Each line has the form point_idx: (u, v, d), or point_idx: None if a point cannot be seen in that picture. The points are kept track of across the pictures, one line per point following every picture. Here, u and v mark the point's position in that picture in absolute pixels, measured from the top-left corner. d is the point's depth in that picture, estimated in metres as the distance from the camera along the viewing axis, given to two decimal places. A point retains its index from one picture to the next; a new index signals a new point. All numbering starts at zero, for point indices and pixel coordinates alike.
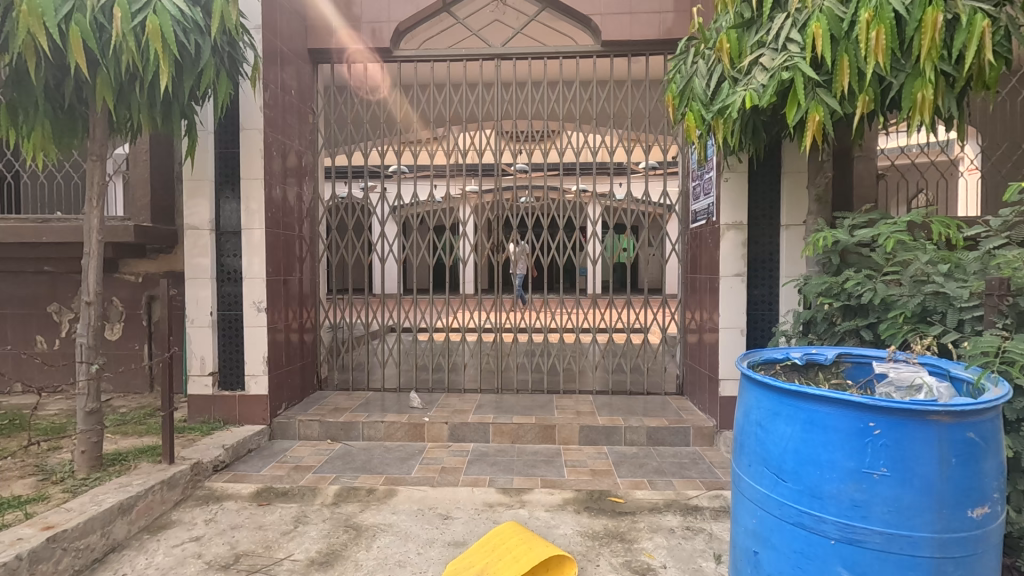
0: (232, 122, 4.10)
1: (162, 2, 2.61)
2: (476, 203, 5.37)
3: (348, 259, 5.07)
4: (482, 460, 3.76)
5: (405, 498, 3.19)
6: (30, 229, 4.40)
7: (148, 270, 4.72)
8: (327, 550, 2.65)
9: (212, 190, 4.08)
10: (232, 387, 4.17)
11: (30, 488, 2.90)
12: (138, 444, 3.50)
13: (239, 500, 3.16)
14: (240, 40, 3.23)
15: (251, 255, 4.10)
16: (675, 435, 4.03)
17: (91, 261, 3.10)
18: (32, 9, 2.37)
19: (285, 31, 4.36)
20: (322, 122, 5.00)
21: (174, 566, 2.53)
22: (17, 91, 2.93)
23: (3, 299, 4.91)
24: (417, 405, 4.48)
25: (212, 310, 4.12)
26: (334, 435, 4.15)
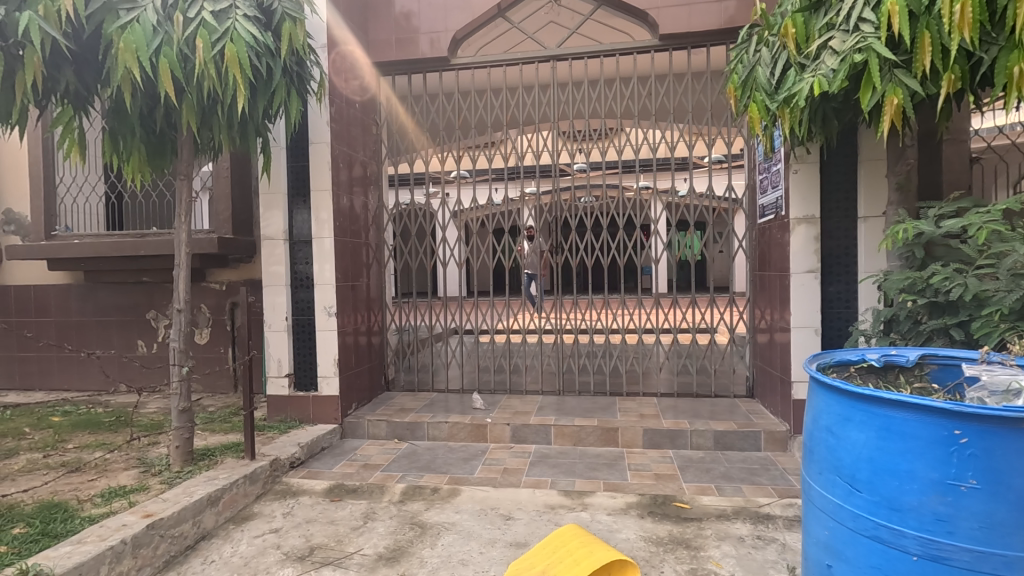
0: (302, 138, 4.34)
1: (237, 29, 2.80)
2: (535, 204, 5.36)
3: (412, 264, 5.22)
4: (544, 462, 3.77)
5: (468, 498, 3.25)
6: (130, 244, 4.85)
7: (230, 279, 5.08)
8: (394, 546, 2.75)
9: (285, 202, 4.34)
10: (306, 389, 4.40)
11: (133, 479, 3.19)
12: (224, 441, 3.77)
13: (314, 495, 3.34)
14: (307, 59, 3.42)
15: (322, 262, 4.31)
16: (744, 439, 3.88)
17: (181, 272, 3.38)
18: (128, 46, 2.60)
19: (348, 48, 4.56)
20: (385, 132, 5.19)
21: (256, 555, 2.71)
22: (119, 121, 3.25)
23: (109, 307, 5.44)
24: (479, 406, 4.55)
25: (287, 315, 4.38)
26: (400, 435, 4.29)
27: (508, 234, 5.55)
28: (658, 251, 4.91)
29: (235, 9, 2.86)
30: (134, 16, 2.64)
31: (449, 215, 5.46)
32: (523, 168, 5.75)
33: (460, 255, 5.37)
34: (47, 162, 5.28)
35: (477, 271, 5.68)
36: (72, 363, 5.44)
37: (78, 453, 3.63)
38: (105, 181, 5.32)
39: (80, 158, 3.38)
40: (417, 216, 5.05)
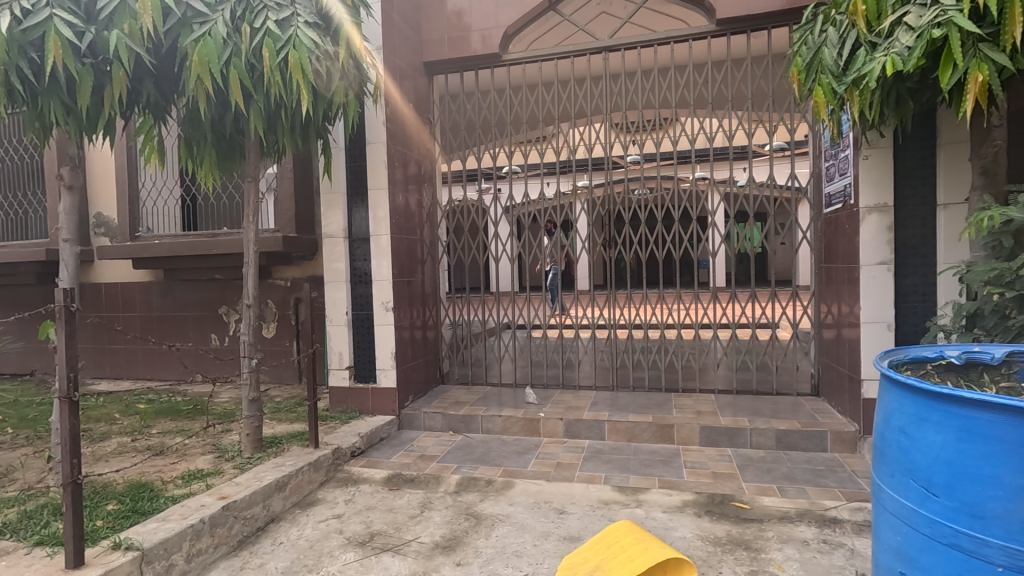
0: (360, 139, 4.48)
1: (300, 37, 2.92)
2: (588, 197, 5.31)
3: (465, 259, 5.29)
4: (598, 457, 3.75)
5: (522, 491, 3.28)
6: (204, 243, 5.17)
7: (294, 275, 5.33)
8: (449, 535, 2.81)
9: (345, 202, 4.51)
10: (365, 381, 4.56)
11: (209, 463, 3.42)
12: (290, 430, 3.97)
13: (373, 483, 3.47)
14: (364, 61, 3.54)
15: (379, 258, 4.45)
16: (809, 439, 3.71)
17: (250, 270, 3.57)
18: (201, 59, 2.74)
19: (402, 48, 4.67)
20: (438, 130, 5.29)
21: (320, 538, 2.84)
22: (193, 127, 3.47)
23: (186, 303, 5.82)
24: (533, 401, 4.58)
25: (347, 310, 4.55)
26: (455, 427, 4.38)
27: (561, 228, 5.52)
28: (717, 244, 4.75)
29: (297, 17, 2.99)
30: (206, 29, 2.79)
31: (501, 210, 5.50)
32: (576, 161, 5.69)
33: (513, 250, 5.40)
34: (130, 168, 5.68)
35: (529, 266, 5.70)
36: (154, 354, 5.87)
37: (161, 438, 3.92)
38: (181, 185, 5.66)
39: (160, 164, 3.63)
40: (470, 212, 5.12)
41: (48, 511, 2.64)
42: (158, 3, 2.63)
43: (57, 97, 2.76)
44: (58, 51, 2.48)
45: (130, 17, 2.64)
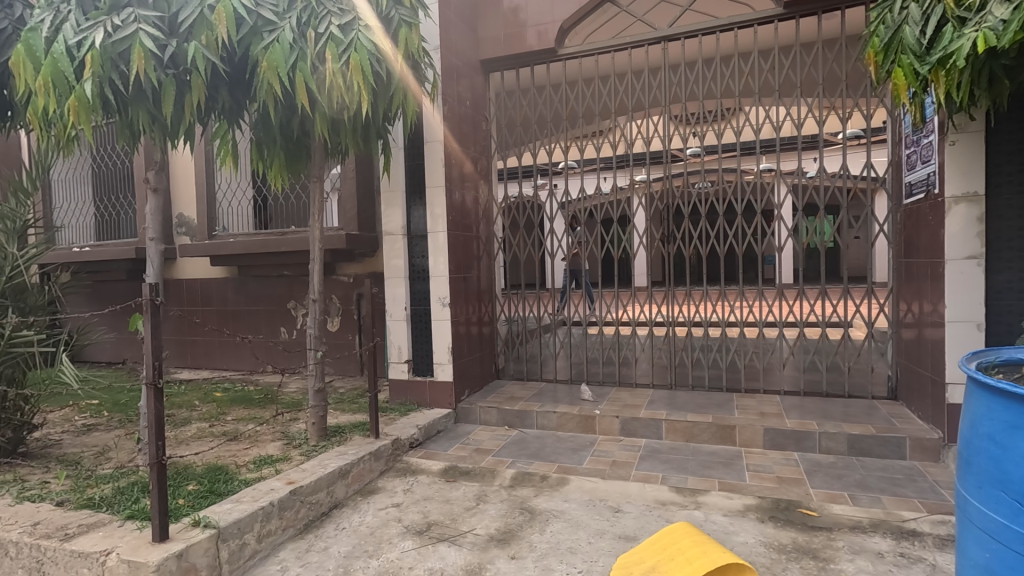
0: (418, 137, 4.58)
1: (361, 40, 3.02)
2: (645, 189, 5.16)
3: (520, 255, 5.31)
4: (655, 456, 3.67)
5: (576, 488, 3.26)
6: (274, 241, 5.45)
7: (357, 272, 5.52)
8: (504, 528, 2.84)
9: (403, 200, 4.63)
10: (423, 374, 4.66)
11: (279, 449, 3.61)
12: (352, 420, 4.12)
13: (430, 474, 3.55)
14: (421, 62, 3.62)
15: (436, 255, 4.54)
16: (885, 446, 3.48)
17: (315, 265, 3.73)
18: (270, 64, 2.88)
19: (459, 46, 4.73)
20: (494, 127, 5.32)
21: (380, 525, 2.94)
22: (263, 131, 3.65)
23: (257, 298, 6.15)
24: (589, 397, 4.54)
25: (405, 305, 4.67)
26: (511, 422, 4.40)
27: (617, 223, 5.43)
28: (784, 238, 4.52)
29: (359, 20, 3.09)
30: (275, 36, 2.93)
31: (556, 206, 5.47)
32: (633, 155, 5.56)
33: (568, 246, 5.37)
34: (208, 171, 6.05)
35: (585, 262, 5.64)
36: (230, 346, 6.24)
37: (236, 424, 4.18)
38: (253, 186, 5.98)
39: (234, 168, 3.85)
40: (526, 208, 5.13)
41: (137, 488, 2.87)
42: (232, 13, 2.79)
43: (144, 106, 2.97)
44: (143, 62, 2.67)
45: (207, 28, 2.81)
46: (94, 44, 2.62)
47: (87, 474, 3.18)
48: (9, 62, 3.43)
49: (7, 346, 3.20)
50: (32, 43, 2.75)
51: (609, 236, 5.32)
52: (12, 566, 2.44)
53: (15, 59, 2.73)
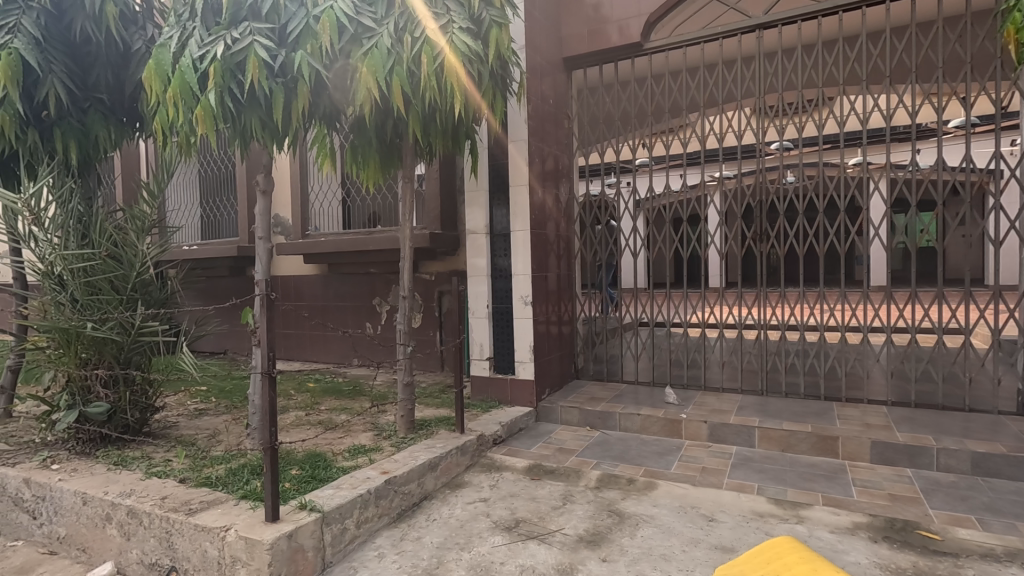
0: (503, 136, 4.62)
1: (455, 42, 3.08)
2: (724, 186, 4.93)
3: (601, 254, 5.23)
4: (748, 465, 3.50)
5: (666, 493, 3.17)
6: (362, 240, 5.69)
7: (438, 270, 5.64)
8: (593, 530, 2.81)
9: (487, 199, 4.69)
10: (504, 372, 4.70)
11: (371, 439, 3.76)
12: (438, 415, 4.23)
13: (515, 472, 3.58)
14: (510, 63, 3.66)
15: (518, 254, 4.56)
16: (1017, 467, 3.13)
17: (406, 264, 3.85)
18: (370, 69, 3.00)
19: (543, 45, 4.73)
20: (576, 125, 5.26)
21: (469, 519, 2.99)
22: (359, 134, 3.83)
23: (345, 294, 6.45)
24: (673, 401, 4.40)
25: (488, 303, 4.74)
26: (593, 423, 4.35)
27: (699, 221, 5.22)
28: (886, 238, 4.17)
29: (453, 23, 3.16)
30: (374, 43, 3.04)
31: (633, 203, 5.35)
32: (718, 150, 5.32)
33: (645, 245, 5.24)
34: (302, 174, 6.42)
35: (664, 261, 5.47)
36: (320, 339, 6.58)
37: (329, 414, 4.39)
38: (343, 188, 6.27)
39: (331, 169, 4.07)
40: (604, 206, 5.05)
41: (248, 470, 3.08)
42: (335, 22, 2.92)
43: (256, 113, 3.19)
44: (257, 71, 2.87)
45: (312, 38, 2.96)
46: (216, 57, 2.85)
47: (202, 454, 3.45)
48: (142, 78, 3.85)
49: (137, 336, 3.54)
50: (163, 58, 3.02)
51: (687, 235, 5.14)
52: (144, 535, 2.67)
53: (148, 74, 3.01)
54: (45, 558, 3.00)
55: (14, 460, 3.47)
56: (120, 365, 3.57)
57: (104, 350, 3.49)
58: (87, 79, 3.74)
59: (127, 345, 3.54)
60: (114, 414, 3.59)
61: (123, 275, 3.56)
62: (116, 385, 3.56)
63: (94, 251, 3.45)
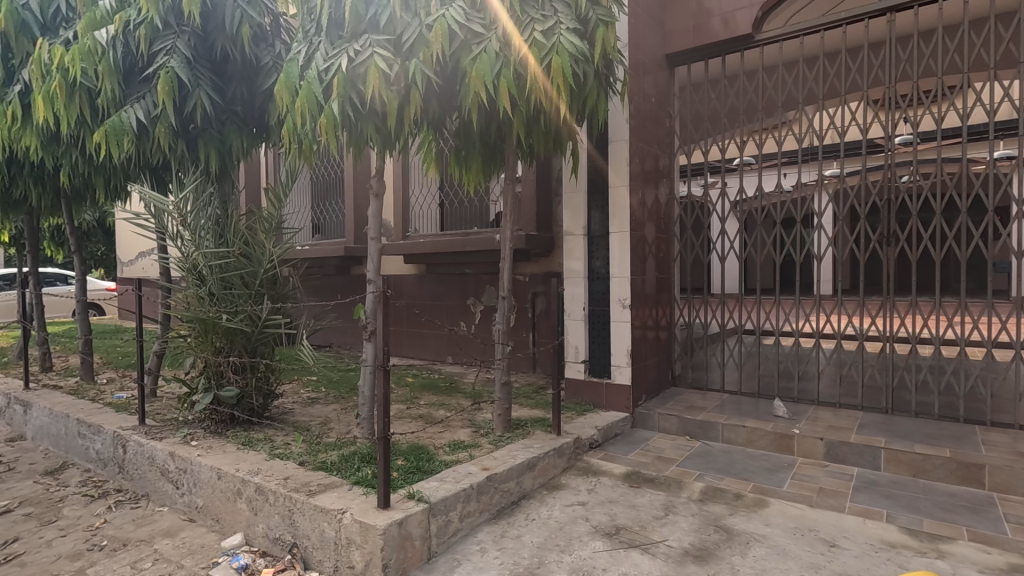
0: (603, 137, 4.57)
1: (562, 43, 3.07)
2: (838, 184, 4.54)
3: (701, 258, 5.01)
4: (873, 489, 3.20)
5: (778, 512, 2.97)
6: (460, 241, 5.83)
7: (532, 272, 5.67)
8: (700, 544, 2.69)
9: (585, 201, 4.66)
10: (600, 375, 4.63)
11: (469, 436, 3.85)
12: (533, 415, 4.25)
13: (613, 478, 3.50)
14: (615, 61, 3.60)
15: (618, 256, 4.48)
16: None
17: (506, 264, 3.90)
18: (478, 73, 3.05)
19: (645, 42, 4.62)
20: (678, 124, 5.08)
21: (569, 522, 2.97)
22: (464, 137, 3.95)
23: (441, 294, 6.65)
24: (783, 414, 4.12)
25: (584, 305, 4.69)
26: (692, 433, 4.18)
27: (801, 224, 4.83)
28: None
29: (560, 25, 3.15)
30: (482, 48, 3.09)
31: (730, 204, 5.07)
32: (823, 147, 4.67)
33: (742, 249, 4.97)
34: (404, 179, 6.73)
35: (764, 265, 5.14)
36: (416, 336, 6.85)
37: (428, 409, 4.56)
38: (441, 190, 6.48)
39: (436, 172, 4.23)
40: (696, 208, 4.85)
41: (358, 457, 3.25)
42: (446, 30, 3.00)
43: (373, 121, 3.38)
44: (376, 80, 3.02)
45: (425, 46, 3.07)
46: (340, 69, 3.04)
47: (317, 440, 3.70)
48: (270, 90, 4.17)
49: (263, 327, 3.89)
50: (292, 72, 3.27)
51: (784, 237, 4.81)
52: (270, 511, 2.90)
53: (279, 86, 3.27)
54: (186, 524, 3.34)
55: (161, 435, 3.90)
56: (249, 354, 3.92)
57: (236, 339, 3.85)
58: (227, 93, 4.17)
59: (254, 335, 3.90)
60: (242, 398, 3.95)
61: (252, 272, 3.90)
62: (244, 371, 3.91)
63: (229, 250, 3.81)
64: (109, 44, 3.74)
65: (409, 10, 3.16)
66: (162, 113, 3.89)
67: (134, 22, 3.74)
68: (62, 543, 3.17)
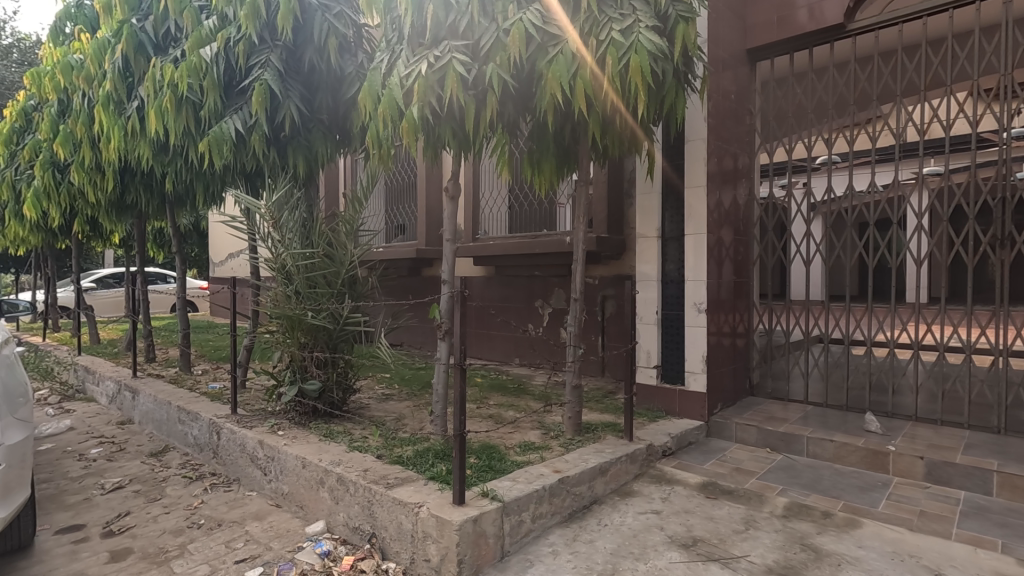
0: (680, 137, 4.45)
1: (641, 42, 3.01)
2: (940, 182, 4.17)
3: (782, 261, 4.75)
4: (984, 516, 2.92)
5: (872, 534, 2.77)
6: (529, 244, 5.84)
7: (602, 274, 5.60)
8: (785, 562, 2.55)
9: (659, 203, 4.54)
10: (673, 382, 4.50)
11: (540, 437, 3.85)
12: (603, 420, 4.19)
13: (688, 487, 3.39)
14: (694, 57, 3.50)
15: (694, 258, 4.34)
16: None
17: (579, 266, 3.87)
18: (554, 75, 3.05)
19: (725, 37, 4.46)
20: (759, 121, 4.86)
21: (642, 530, 2.90)
22: (538, 140, 3.97)
23: (509, 295, 6.70)
24: (876, 429, 3.84)
25: (657, 309, 4.57)
26: (773, 445, 3.97)
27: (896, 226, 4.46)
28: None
29: (639, 23, 3.09)
30: (559, 50, 3.09)
31: (815, 205, 4.77)
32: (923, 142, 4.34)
33: (828, 252, 4.66)
34: (475, 183, 6.83)
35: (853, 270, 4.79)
36: (485, 338, 6.94)
37: (498, 409, 4.60)
38: (511, 193, 6.54)
39: (509, 176, 4.27)
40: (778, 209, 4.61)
41: (433, 454, 3.33)
42: (523, 33, 3.02)
43: (450, 125, 3.46)
44: (454, 84, 3.09)
45: (502, 50, 3.11)
46: (420, 75, 3.13)
47: (392, 435, 3.82)
48: (353, 98, 4.37)
49: (343, 325, 4.07)
50: (375, 81, 3.40)
51: (876, 240, 4.47)
52: (350, 501, 3.02)
53: (363, 94, 3.40)
54: (273, 509, 3.54)
55: (251, 423, 4.17)
56: (330, 350, 4.12)
57: (319, 335, 4.06)
58: (314, 103, 4.41)
59: (335, 332, 4.08)
60: (324, 392, 4.15)
61: (335, 272, 4.10)
62: (326, 366, 4.12)
63: (314, 250, 4.02)
64: (212, 60, 4.05)
65: (486, 15, 3.21)
66: (256, 122, 4.17)
67: (233, 39, 4.06)
68: (166, 519, 3.45)
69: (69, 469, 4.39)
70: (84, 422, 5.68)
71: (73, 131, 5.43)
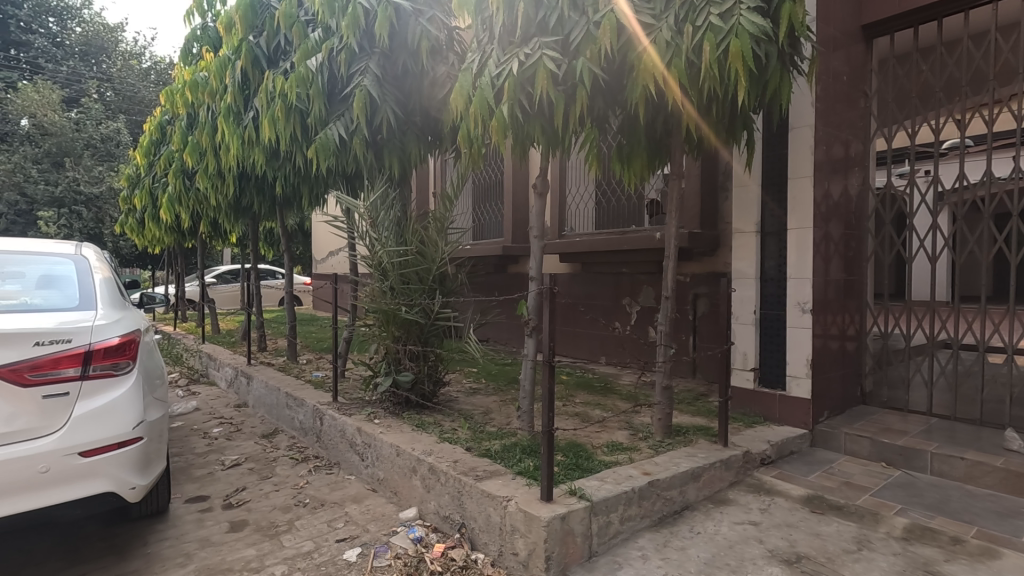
0: (782, 125, 4.15)
1: (742, 24, 2.81)
2: None
3: (901, 257, 4.28)
4: None
5: (1014, 567, 2.44)
6: (617, 240, 5.73)
7: (694, 271, 5.38)
8: None
9: (758, 195, 4.27)
10: (773, 386, 4.22)
11: (627, 438, 3.76)
12: (695, 423, 4.02)
13: (791, 500, 3.16)
14: (801, 37, 3.24)
15: (798, 255, 4.05)
16: None
17: (671, 263, 3.73)
18: (647, 66, 2.96)
19: (836, 14, 4.10)
20: (875, 104, 4.43)
21: (739, 541, 2.75)
22: (629, 134, 3.86)
23: (595, 293, 6.62)
24: (1019, 449, 3.37)
25: (755, 309, 4.31)
26: (890, 459, 3.62)
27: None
28: None
29: (741, 4, 2.88)
30: (653, 38, 2.98)
31: (942, 194, 4.24)
32: None
33: (959, 247, 4.14)
34: (562, 179, 6.80)
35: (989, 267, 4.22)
36: (571, 336, 6.91)
37: (585, 408, 4.55)
38: (597, 188, 6.44)
39: (599, 171, 4.19)
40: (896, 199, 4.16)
41: (520, 449, 3.36)
42: (615, 24, 2.94)
43: (540, 122, 3.45)
44: (545, 81, 3.08)
45: (593, 43, 3.05)
46: (511, 73, 3.15)
47: (479, 428, 3.90)
48: (444, 99, 4.50)
49: (434, 320, 4.22)
50: (466, 82, 3.45)
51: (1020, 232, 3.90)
52: (440, 490, 3.12)
53: (454, 95, 3.47)
54: (369, 493, 3.74)
55: (350, 411, 4.42)
56: (422, 344, 4.28)
57: (411, 329, 4.23)
58: (408, 106, 4.59)
59: (427, 327, 4.24)
60: (416, 384, 4.32)
61: (426, 269, 4.24)
62: (418, 360, 4.28)
63: (407, 249, 4.17)
64: (317, 70, 4.34)
65: (577, 8, 3.17)
66: (356, 127, 4.40)
67: (336, 49, 4.34)
68: (276, 497, 3.75)
69: (196, 445, 4.90)
70: (208, 403, 6.32)
71: (200, 140, 6.04)
